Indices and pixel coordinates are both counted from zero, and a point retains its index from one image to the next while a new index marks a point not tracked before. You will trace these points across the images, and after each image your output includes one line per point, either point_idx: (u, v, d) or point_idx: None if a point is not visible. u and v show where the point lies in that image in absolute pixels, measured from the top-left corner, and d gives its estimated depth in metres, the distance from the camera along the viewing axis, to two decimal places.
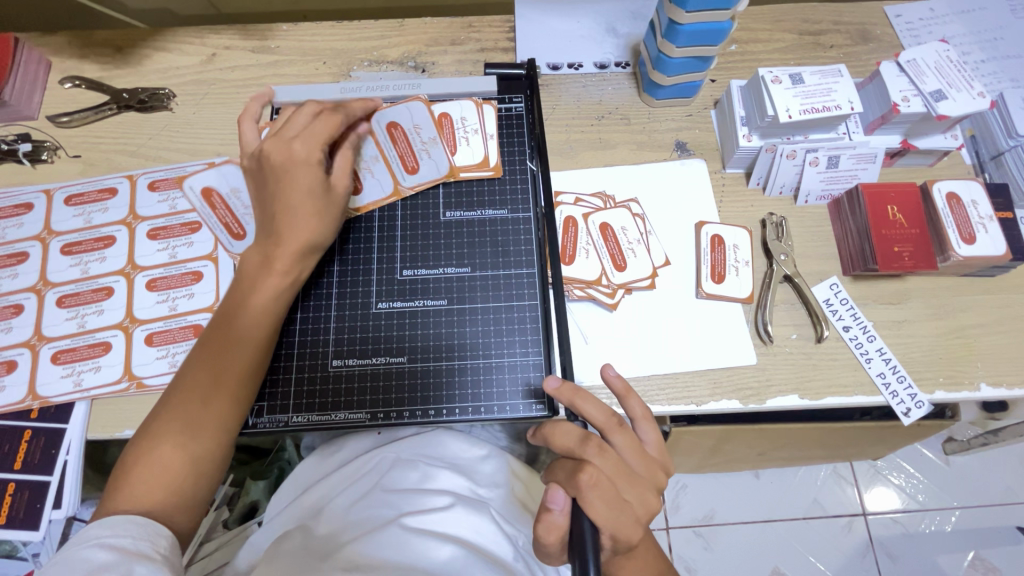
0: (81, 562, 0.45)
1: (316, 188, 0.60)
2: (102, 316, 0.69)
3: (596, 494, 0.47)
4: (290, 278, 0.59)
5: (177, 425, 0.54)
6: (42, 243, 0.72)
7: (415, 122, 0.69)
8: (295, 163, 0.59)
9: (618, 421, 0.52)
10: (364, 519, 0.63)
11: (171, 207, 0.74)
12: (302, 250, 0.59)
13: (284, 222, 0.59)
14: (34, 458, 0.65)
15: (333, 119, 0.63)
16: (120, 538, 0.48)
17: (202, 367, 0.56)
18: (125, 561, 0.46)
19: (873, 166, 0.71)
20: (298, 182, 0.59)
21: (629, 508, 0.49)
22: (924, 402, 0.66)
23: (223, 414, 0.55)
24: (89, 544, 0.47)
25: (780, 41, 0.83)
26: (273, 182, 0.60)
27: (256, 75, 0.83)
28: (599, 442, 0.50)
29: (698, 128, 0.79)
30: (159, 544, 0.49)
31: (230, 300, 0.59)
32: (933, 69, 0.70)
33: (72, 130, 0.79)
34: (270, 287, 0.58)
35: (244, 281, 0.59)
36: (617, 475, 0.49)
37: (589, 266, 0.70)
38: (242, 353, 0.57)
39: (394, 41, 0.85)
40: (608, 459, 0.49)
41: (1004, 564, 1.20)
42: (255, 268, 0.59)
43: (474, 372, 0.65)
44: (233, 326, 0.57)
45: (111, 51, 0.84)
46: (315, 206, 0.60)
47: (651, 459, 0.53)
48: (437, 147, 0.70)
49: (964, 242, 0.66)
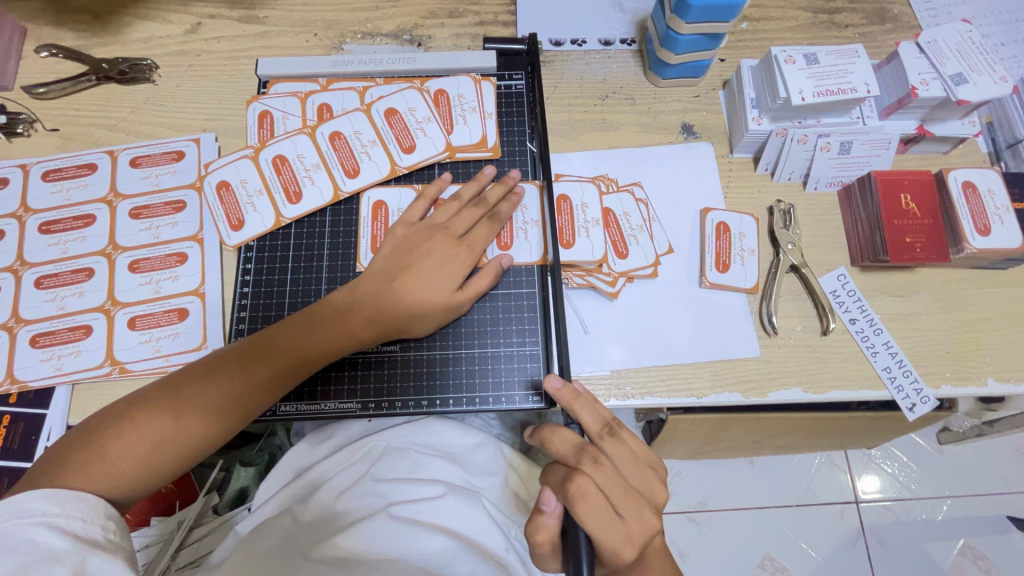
0: (26, 544, 0.43)
1: (450, 273, 0.60)
2: (83, 298, 0.66)
3: (586, 505, 0.46)
4: (356, 331, 0.59)
5: (175, 403, 0.53)
6: (18, 221, 0.69)
7: (522, 203, 0.67)
8: (427, 247, 0.61)
9: (610, 431, 0.51)
10: (352, 510, 0.61)
11: (154, 184, 0.71)
12: (391, 314, 0.59)
13: (391, 289, 0.59)
14: (13, 444, 0.63)
15: (475, 213, 0.64)
16: (70, 519, 0.46)
17: (224, 360, 0.56)
18: (79, 551, 0.44)
19: (887, 152, 0.69)
20: (422, 263, 0.60)
21: (622, 523, 0.47)
22: (930, 397, 0.64)
23: (224, 404, 0.54)
24: (32, 521, 0.44)
25: (793, 19, 0.80)
26: (402, 260, 0.61)
27: (243, 47, 0.79)
28: (594, 455, 0.49)
29: (706, 109, 0.76)
30: (109, 528, 0.47)
31: (286, 324, 0.59)
32: (954, 50, 0.66)
33: (49, 102, 0.76)
34: (339, 335, 0.58)
35: (316, 319, 0.59)
36: (611, 487, 0.48)
37: (593, 246, 0.66)
38: (275, 358, 0.57)
39: (389, 13, 0.81)
40: (602, 471, 0.48)
41: (993, 553, 1.21)
42: (334, 312, 0.59)
43: (470, 362, 0.63)
44: (281, 339, 0.58)
45: (89, 18, 0.79)
46: (436, 285, 0.60)
47: (646, 473, 0.51)
48: (537, 229, 0.66)
49: (978, 234, 0.64)
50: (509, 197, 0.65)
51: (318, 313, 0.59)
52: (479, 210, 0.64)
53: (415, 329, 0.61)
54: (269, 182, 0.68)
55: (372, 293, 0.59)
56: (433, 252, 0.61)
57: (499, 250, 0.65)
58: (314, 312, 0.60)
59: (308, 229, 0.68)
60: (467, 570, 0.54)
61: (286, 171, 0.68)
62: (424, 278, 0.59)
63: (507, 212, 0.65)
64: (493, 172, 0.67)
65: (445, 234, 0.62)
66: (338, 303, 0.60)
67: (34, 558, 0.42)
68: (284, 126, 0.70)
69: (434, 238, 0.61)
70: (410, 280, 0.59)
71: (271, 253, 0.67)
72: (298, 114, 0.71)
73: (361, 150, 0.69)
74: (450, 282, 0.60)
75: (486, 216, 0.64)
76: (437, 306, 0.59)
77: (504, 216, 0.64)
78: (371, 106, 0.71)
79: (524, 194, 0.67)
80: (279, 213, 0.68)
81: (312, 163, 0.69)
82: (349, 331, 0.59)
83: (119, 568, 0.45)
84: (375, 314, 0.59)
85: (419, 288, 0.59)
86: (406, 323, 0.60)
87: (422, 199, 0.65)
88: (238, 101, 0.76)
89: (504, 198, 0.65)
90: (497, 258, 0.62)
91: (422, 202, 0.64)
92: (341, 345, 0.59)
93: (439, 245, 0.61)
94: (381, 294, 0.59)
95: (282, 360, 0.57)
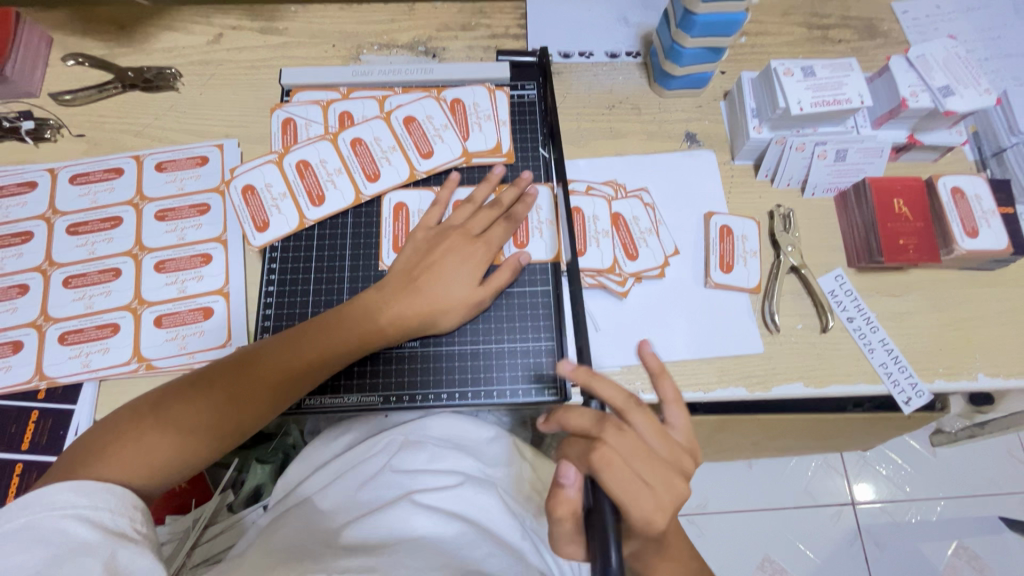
0: (59, 536, 0.44)
1: (469, 273, 0.63)
2: (110, 297, 0.68)
3: (611, 475, 0.47)
4: (382, 331, 0.61)
5: (207, 399, 0.55)
6: (46, 223, 0.71)
7: (537, 204, 0.70)
8: (447, 249, 0.64)
9: (637, 401, 0.51)
10: (373, 499, 0.63)
11: (179, 188, 0.73)
12: (417, 314, 0.62)
13: (416, 290, 0.62)
14: (42, 439, 0.64)
15: (491, 214, 0.67)
16: (99, 511, 0.47)
17: (256, 356, 0.58)
18: (109, 543, 0.46)
19: (880, 159, 0.73)
20: (443, 264, 0.63)
21: (650, 492, 0.48)
22: (925, 391, 0.67)
23: (255, 397, 0.57)
24: (63, 513, 0.46)
25: (789, 34, 0.84)
26: (424, 261, 0.64)
27: (264, 57, 0.82)
28: (616, 424, 0.50)
29: (708, 119, 0.80)
30: (135, 520, 0.49)
31: (315, 324, 0.61)
32: (940, 65, 0.71)
33: (75, 109, 0.78)
34: (365, 333, 0.61)
35: (343, 319, 0.61)
36: (636, 454, 0.48)
37: (602, 254, 0.70)
38: (303, 355, 0.59)
39: (404, 26, 0.84)
40: (626, 439, 0.49)
41: (986, 553, 1.24)
42: (360, 312, 0.62)
43: (487, 356, 0.66)
44: (308, 337, 0.60)
45: (114, 28, 0.82)
46: (458, 285, 0.63)
47: (673, 442, 0.52)
48: (551, 228, 0.70)
49: (967, 236, 0.68)
50: (523, 199, 0.69)
51: (342, 315, 0.62)
52: (495, 210, 0.67)
53: (438, 326, 0.63)
54: (293, 186, 0.71)
55: (397, 295, 0.62)
56: (452, 251, 0.64)
57: (516, 247, 0.69)
58: (344, 311, 0.62)
59: (331, 231, 0.70)
60: (484, 553, 0.56)
61: (309, 175, 0.71)
62: (446, 276, 0.63)
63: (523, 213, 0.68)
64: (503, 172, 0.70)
65: (462, 234, 0.65)
66: (366, 305, 0.62)
67: (67, 549, 0.44)
68: (307, 133, 0.73)
69: (453, 238, 0.65)
70: (433, 279, 0.62)
71: (295, 254, 0.70)
72: (320, 121, 0.74)
73: (382, 155, 0.72)
74: (470, 279, 0.63)
75: (502, 217, 0.67)
76: (459, 302, 0.63)
77: (520, 216, 0.67)
78: (391, 113, 0.74)
79: (538, 195, 0.71)
80: (303, 216, 0.70)
81: (335, 168, 0.71)
82: (374, 330, 0.61)
83: (147, 558, 0.47)
84: (400, 315, 0.61)
85: (442, 287, 0.62)
86: (431, 320, 0.62)
87: (436, 204, 0.68)
88: (259, 109, 0.79)
89: (518, 200, 0.69)
90: (514, 253, 0.66)
91: (438, 207, 0.68)
92: (367, 345, 0.61)
93: (458, 246, 0.64)
94: (406, 295, 0.62)
95: (313, 357, 0.59)
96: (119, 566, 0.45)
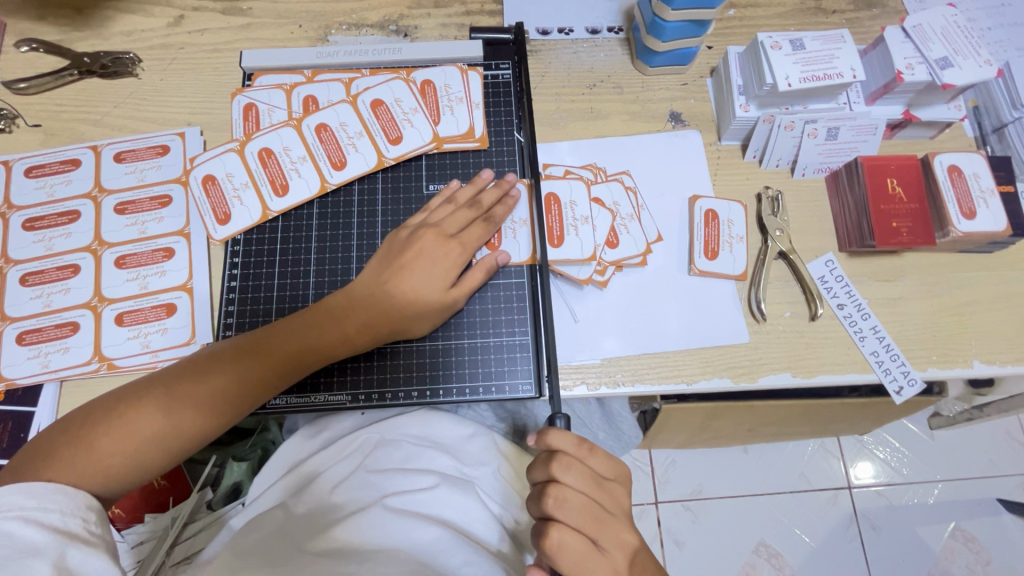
0: (4, 538, 0.42)
1: (439, 274, 0.60)
2: (69, 295, 0.66)
3: (565, 555, 0.50)
4: (347, 333, 0.59)
5: (163, 402, 0.53)
6: (2, 218, 0.68)
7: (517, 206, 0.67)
8: (419, 251, 0.61)
9: (567, 464, 0.52)
10: (347, 501, 0.61)
11: (140, 179, 0.70)
12: (384, 314, 0.59)
13: (385, 291, 0.59)
14: (3, 442, 0.62)
15: (467, 215, 0.63)
16: (49, 512, 0.45)
17: (216, 358, 0.56)
18: (58, 544, 0.44)
19: (872, 138, 0.69)
20: (413, 267, 0.60)
21: (599, 550, 0.50)
22: (917, 380, 0.65)
23: (214, 400, 0.54)
24: (9, 515, 0.43)
25: (780, 6, 0.80)
26: (393, 260, 0.61)
27: (227, 39, 0.78)
28: (554, 497, 0.51)
29: (693, 97, 0.76)
30: (88, 520, 0.47)
31: (281, 324, 0.59)
32: (939, 35, 0.67)
33: (30, 97, 0.74)
34: (330, 338, 0.58)
35: (308, 320, 0.59)
36: (579, 520, 0.51)
37: (581, 243, 0.66)
38: (267, 357, 0.57)
39: (374, 4, 0.80)
40: (567, 508, 0.51)
41: (983, 535, 1.22)
42: (324, 312, 0.59)
43: (460, 352, 0.63)
44: (270, 338, 0.58)
45: (70, 12, 0.78)
46: (428, 288, 0.60)
47: (610, 485, 0.54)
48: (526, 228, 0.66)
49: (964, 217, 0.65)
50: (504, 200, 0.65)
51: (306, 316, 0.59)
52: (473, 211, 0.63)
53: (410, 332, 0.61)
54: (255, 176, 0.68)
55: (367, 296, 0.60)
56: (424, 252, 0.60)
57: (490, 250, 0.65)
58: (312, 311, 0.60)
59: (295, 223, 0.67)
60: (459, 561, 0.54)
61: (272, 164, 0.68)
62: (415, 277, 0.60)
63: (502, 215, 0.64)
64: (490, 175, 0.66)
65: (437, 232, 0.61)
66: (334, 304, 0.60)
67: (12, 551, 0.42)
68: (269, 119, 0.70)
69: (425, 237, 0.61)
70: (403, 281, 0.60)
71: (258, 249, 0.67)
72: (283, 107, 0.71)
73: (348, 142, 0.69)
74: (443, 281, 0.60)
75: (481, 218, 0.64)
76: (430, 305, 0.60)
77: (499, 219, 0.64)
78: (357, 97, 0.70)
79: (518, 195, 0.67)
80: (266, 207, 0.67)
81: (299, 156, 0.68)
82: (338, 333, 0.59)
83: (100, 560, 0.45)
84: (369, 318, 0.59)
85: (411, 288, 0.59)
86: (402, 328, 0.60)
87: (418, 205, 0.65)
88: (223, 94, 0.75)
89: (500, 201, 0.65)
90: (492, 255, 0.62)
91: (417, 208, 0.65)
92: (336, 347, 0.59)
93: (426, 246, 0.61)
94: (376, 297, 0.59)
95: (277, 359, 0.57)
96: (70, 567, 0.43)
